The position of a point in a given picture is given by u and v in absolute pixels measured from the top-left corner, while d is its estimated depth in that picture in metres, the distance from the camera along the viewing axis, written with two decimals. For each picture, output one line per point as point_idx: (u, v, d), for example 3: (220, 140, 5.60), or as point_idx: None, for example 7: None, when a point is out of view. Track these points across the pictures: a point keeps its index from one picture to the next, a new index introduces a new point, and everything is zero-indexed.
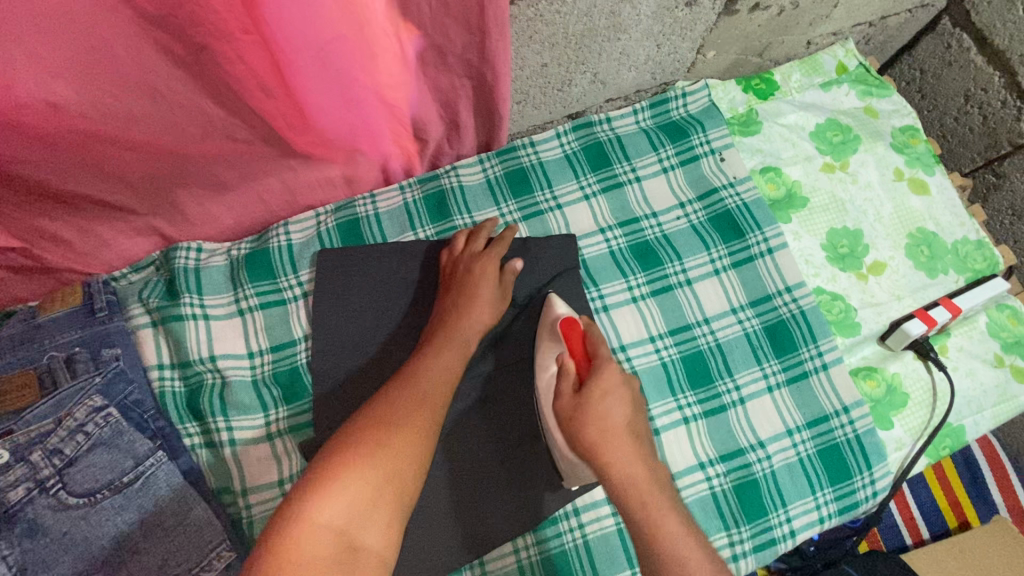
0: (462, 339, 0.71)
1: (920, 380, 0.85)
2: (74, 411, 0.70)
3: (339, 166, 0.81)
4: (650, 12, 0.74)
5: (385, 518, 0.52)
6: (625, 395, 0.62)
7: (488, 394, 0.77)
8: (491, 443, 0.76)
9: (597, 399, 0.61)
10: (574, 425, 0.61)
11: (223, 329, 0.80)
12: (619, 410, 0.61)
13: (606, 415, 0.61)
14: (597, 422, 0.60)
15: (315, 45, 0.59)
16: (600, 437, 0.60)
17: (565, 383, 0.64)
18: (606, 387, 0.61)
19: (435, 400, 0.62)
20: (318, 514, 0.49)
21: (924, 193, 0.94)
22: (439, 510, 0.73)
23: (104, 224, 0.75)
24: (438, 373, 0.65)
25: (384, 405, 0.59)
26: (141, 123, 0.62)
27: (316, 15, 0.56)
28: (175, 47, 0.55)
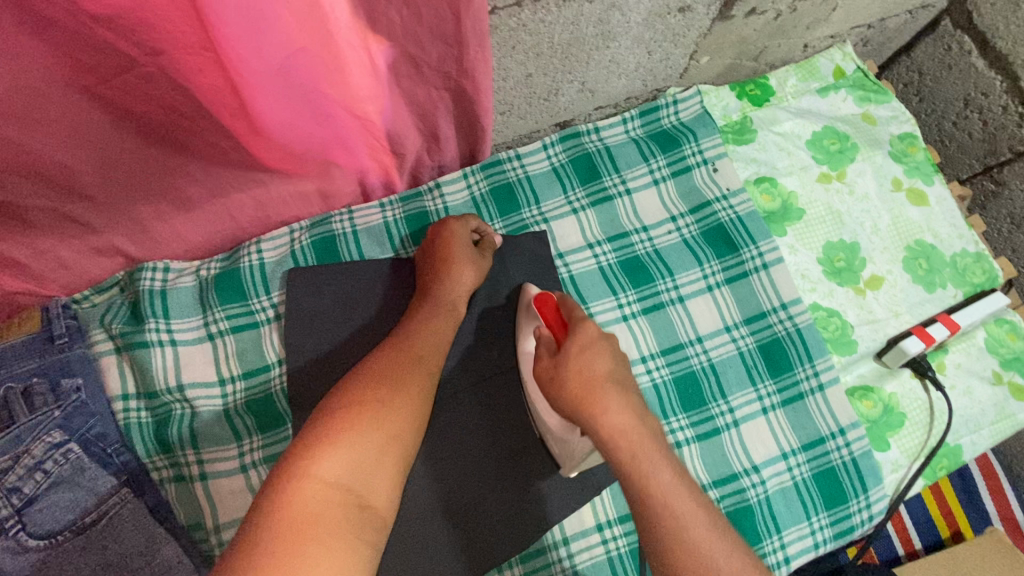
0: (451, 302, 0.70)
1: (917, 400, 0.82)
2: (32, 447, 0.66)
3: (313, 180, 0.77)
4: (641, 20, 0.70)
5: (387, 474, 0.53)
6: (607, 348, 0.60)
7: (466, 413, 0.74)
8: (473, 465, 0.73)
9: (576, 355, 0.60)
10: (553, 386, 0.60)
11: (191, 355, 0.76)
12: (600, 362, 0.59)
13: (587, 368, 0.58)
14: (576, 377, 0.58)
15: (271, 56, 0.53)
16: (581, 390, 0.57)
17: (543, 350, 0.63)
18: (583, 343, 0.60)
19: (429, 363, 0.63)
20: (322, 470, 0.50)
21: (923, 204, 0.91)
22: (414, 535, 0.70)
23: (62, 245, 0.71)
24: (428, 339, 0.65)
25: (378, 368, 0.59)
26: (91, 141, 0.57)
27: (271, 27, 0.51)
28: (120, 65, 0.50)
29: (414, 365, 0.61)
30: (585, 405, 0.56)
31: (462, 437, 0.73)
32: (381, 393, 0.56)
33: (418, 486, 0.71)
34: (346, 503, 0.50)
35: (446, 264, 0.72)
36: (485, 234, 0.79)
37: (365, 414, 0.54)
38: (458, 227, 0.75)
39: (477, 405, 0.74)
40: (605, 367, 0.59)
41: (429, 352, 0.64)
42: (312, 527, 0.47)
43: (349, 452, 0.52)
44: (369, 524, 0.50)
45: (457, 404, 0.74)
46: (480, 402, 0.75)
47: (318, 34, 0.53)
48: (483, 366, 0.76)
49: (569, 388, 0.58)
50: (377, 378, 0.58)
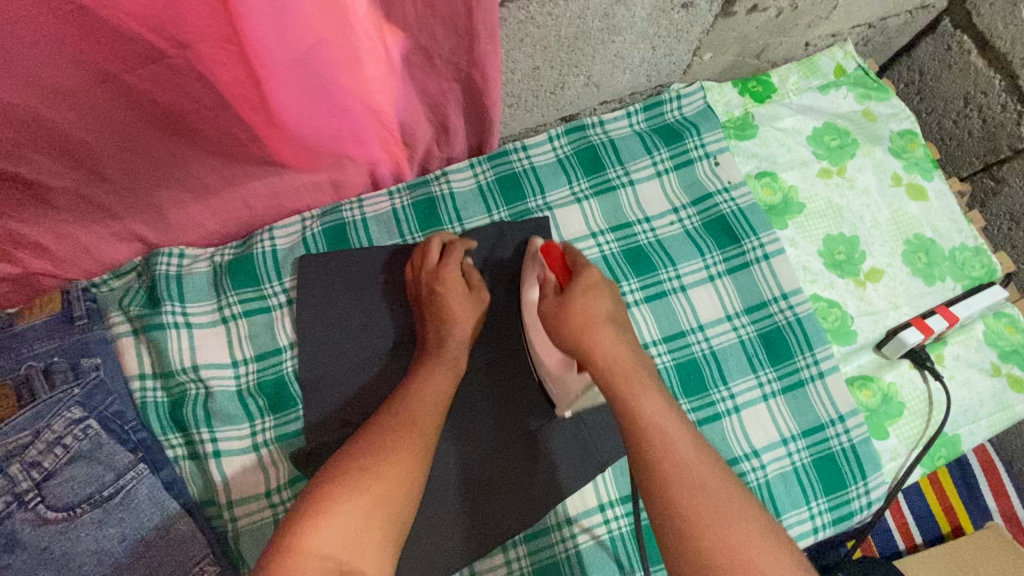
0: (453, 352, 0.72)
1: (916, 390, 0.84)
2: (52, 423, 0.68)
3: (326, 170, 0.79)
4: (645, 15, 0.72)
5: (377, 543, 0.55)
6: (608, 291, 0.65)
7: (468, 398, 0.76)
8: (478, 449, 0.74)
9: (580, 295, 0.64)
10: (559, 321, 0.64)
11: (206, 338, 0.79)
12: (602, 303, 0.64)
13: (589, 307, 0.63)
14: (579, 313, 0.63)
15: (291, 46, 0.56)
16: (583, 325, 0.62)
17: (548, 291, 0.67)
18: (586, 284, 0.65)
19: (425, 424, 0.63)
20: (314, 544, 0.52)
21: (922, 199, 0.93)
22: (420, 515, 0.71)
23: (83, 230, 0.73)
24: (427, 400, 0.66)
25: (370, 438, 0.60)
26: (115, 127, 0.60)
27: (291, 17, 0.53)
28: (146, 53, 0.52)
29: (410, 427, 0.62)
30: (583, 334, 0.62)
31: (468, 422, 0.75)
32: (371, 461, 0.58)
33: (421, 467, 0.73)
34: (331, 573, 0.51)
35: (443, 314, 0.72)
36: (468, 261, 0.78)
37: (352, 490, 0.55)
38: (451, 269, 0.74)
39: (480, 389, 0.76)
40: (605, 307, 0.64)
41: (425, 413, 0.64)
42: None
43: (337, 525, 0.53)
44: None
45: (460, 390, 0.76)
46: (484, 385, 0.77)
47: (335, 26, 0.56)
48: (485, 351, 0.78)
49: (572, 321, 0.63)
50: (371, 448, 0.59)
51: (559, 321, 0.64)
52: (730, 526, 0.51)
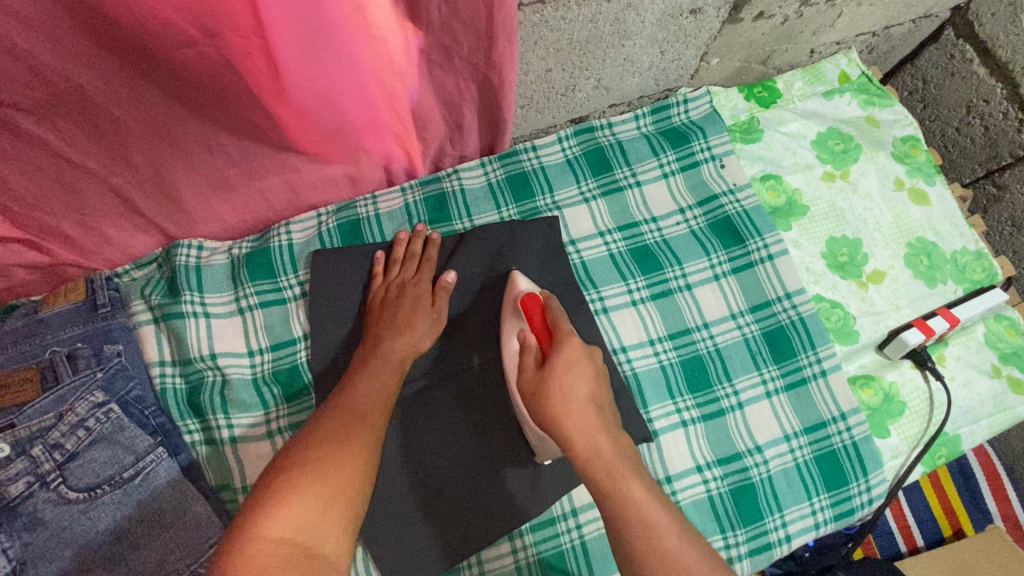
0: (399, 357, 0.73)
1: (917, 390, 0.85)
2: (75, 406, 0.70)
3: (342, 166, 0.81)
4: (655, 20, 0.75)
5: (338, 524, 0.53)
6: (588, 371, 0.65)
7: (438, 408, 0.77)
8: (455, 454, 0.75)
9: (559, 375, 0.64)
10: (537, 401, 0.64)
11: (223, 327, 0.81)
12: (581, 385, 0.64)
13: (569, 390, 0.63)
14: (558, 396, 0.63)
15: (319, 42, 0.59)
16: (563, 410, 0.62)
17: (527, 358, 0.67)
18: (567, 361, 0.65)
19: (374, 419, 0.64)
20: (270, 528, 0.49)
21: (924, 203, 0.95)
22: (421, 511, 0.73)
23: (109, 222, 0.75)
24: (373, 394, 0.67)
25: (319, 431, 0.60)
26: (146, 119, 0.62)
27: (321, 15, 0.56)
28: (180, 47, 0.54)
29: (360, 421, 0.63)
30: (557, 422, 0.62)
31: (437, 430, 0.76)
32: (325, 449, 0.57)
33: (414, 468, 0.74)
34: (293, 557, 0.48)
35: (405, 320, 0.76)
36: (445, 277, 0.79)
37: (310, 474, 0.54)
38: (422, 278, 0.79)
39: (451, 397, 0.77)
40: (585, 390, 0.64)
41: (372, 407, 0.65)
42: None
43: (298, 510, 0.51)
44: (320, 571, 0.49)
45: (428, 401, 0.77)
46: (454, 392, 0.78)
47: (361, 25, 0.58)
48: (454, 360, 0.79)
49: (551, 405, 0.62)
50: (321, 438, 0.59)
51: (538, 402, 0.63)
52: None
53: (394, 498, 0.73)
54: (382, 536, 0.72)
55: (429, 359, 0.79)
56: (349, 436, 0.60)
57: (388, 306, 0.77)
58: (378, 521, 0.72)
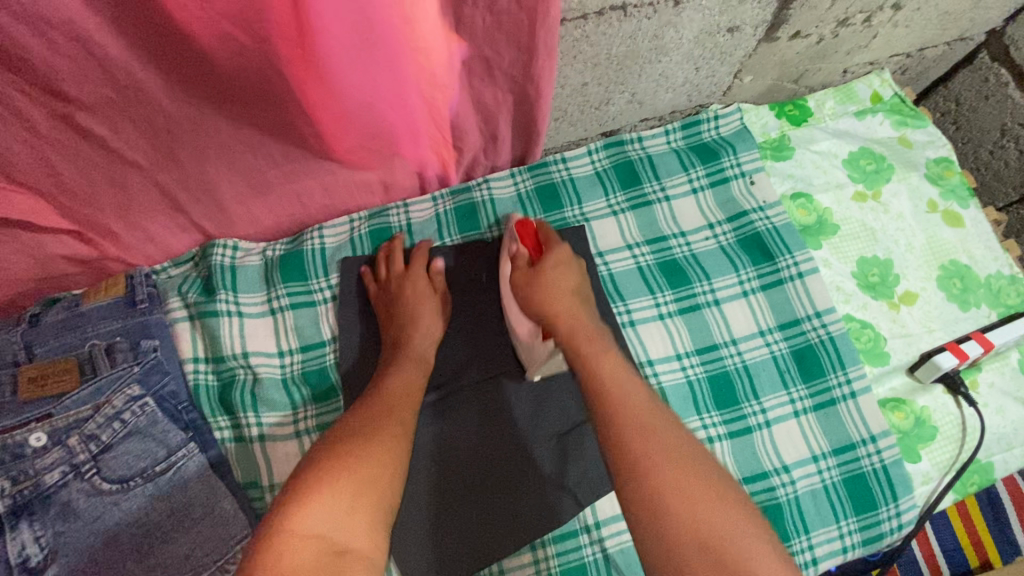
0: (421, 354, 0.75)
1: (950, 415, 0.84)
2: (112, 399, 0.73)
3: (377, 172, 0.83)
4: (692, 37, 0.75)
5: (367, 523, 0.52)
6: (574, 269, 0.75)
7: (460, 418, 0.77)
8: (476, 464, 0.76)
9: (551, 268, 0.74)
10: (529, 288, 0.73)
11: (255, 327, 0.82)
12: (569, 278, 0.74)
13: (559, 281, 0.73)
14: (552, 283, 0.73)
15: (365, 50, 0.60)
16: (552, 293, 0.72)
17: (520, 262, 0.76)
18: (559, 260, 0.74)
19: (401, 417, 0.65)
20: (301, 525, 0.49)
21: (958, 226, 0.94)
22: (446, 522, 0.73)
23: (152, 219, 0.77)
24: (399, 394, 0.68)
25: (348, 432, 0.60)
26: (195, 119, 0.64)
27: (369, 24, 0.57)
28: (233, 53, 0.56)
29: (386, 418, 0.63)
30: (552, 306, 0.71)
31: (462, 440, 0.76)
32: (358, 446, 0.58)
33: (437, 478, 0.75)
34: (324, 551, 0.48)
35: (415, 314, 0.77)
36: (436, 273, 0.83)
37: (342, 471, 0.55)
38: (416, 276, 0.80)
39: (477, 404, 0.78)
40: (571, 281, 0.73)
41: (399, 404, 0.66)
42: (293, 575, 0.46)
43: (329, 506, 0.51)
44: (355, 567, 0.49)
45: (449, 411, 0.78)
46: (479, 400, 0.78)
47: (407, 35, 0.60)
48: (482, 366, 0.80)
49: (544, 291, 0.72)
50: (353, 436, 0.59)
51: (532, 287, 0.73)
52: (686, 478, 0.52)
53: (416, 504, 0.73)
54: (408, 547, 0.72)
55: (456, 364, 0.80)
56: (376, 435, 0.60)
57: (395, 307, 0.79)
58: (401, 526, 0.72)
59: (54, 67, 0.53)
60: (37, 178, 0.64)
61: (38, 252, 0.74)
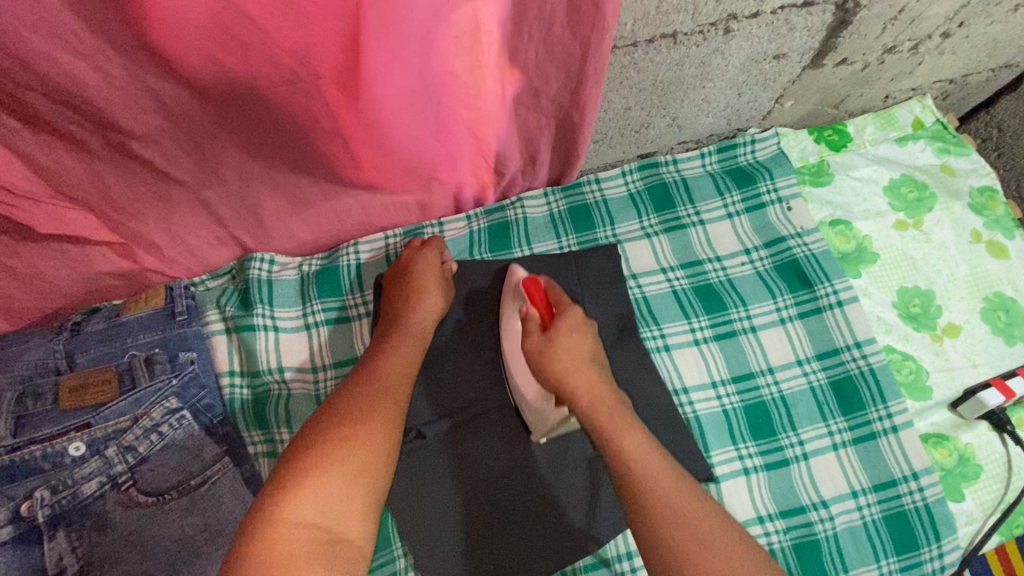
0: (419, 330, 0.74)
1: (994, 453, 0.81)
2: (151, 411, 0.74)
3: (415, 192, 0.83)
4: (738, 63, 0.75)
5: (360, 508, 0.55)
6: (589, 333, 0.69)
7: (487, 438, 0.76)
8: (502, 485, 0.75)
9: (565, 333, 0.68)
10: (543, 359, 0.67)
11: (290, 342, 0.83)
12: (583, 344, 0.68)
13: (573, 346, 0.67)
14: (565, 351, 0.66)
15: (422, 79, 0.61)
16: (569, 361, 0.66)
17: (530, 327, 0.69)
18: (571, 325, 0.68)
19: (397, 391, 0.66)
20: (291, 513, 0.52)
21: (1003, 257, 0.91)
22: (470, 540, 0.73)
23: (194, 232, 0.78)
24: (397, 368, 0.69)
25: (341, 411, 0.61)
26: (246, 140, 0.65)
27: (430, 55, 0.59)
28: (288, 80, 0.57)
29: (382, 396, 0.64)
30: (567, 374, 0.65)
31: (488, 461, 0.76)
32: (348, 427, 0.59)
33: (462, 496, 0.74)
34: (320, 541, 0.52)
35: (414, 291, 0.76)
36: (446, 260, 0.82)
37: (333, 456, 0.57)
38: (429, 255, 0.79)
39: (509, 428, 0.77)
40: (587, 347, 0.68)
41: (395, 380, 0.67)
42: (290, 565, 0.49)
43: (321, 492, 0.54)
44: (344, 554, 0.52)
45: (474, 429, 0.77)
46: (511, 422, 0.77)
47: (465, 65, 0.61)
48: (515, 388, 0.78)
49: (558, 361, 0.66)
50: (344, 414, 0.61)
51: (544, 358, 0.67)
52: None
53: (443, 523, 0.73)
54: (434, 566, 0.72)
55: (489, 385, 0.79)
56: (368, 416, 0.61)
57: (398, 284, 0.78)
58: (429, 548, 0.72)
59: (112, 93, 0.54)
60: (88, 194, 0.66)
61: (84, 263, 0.75)
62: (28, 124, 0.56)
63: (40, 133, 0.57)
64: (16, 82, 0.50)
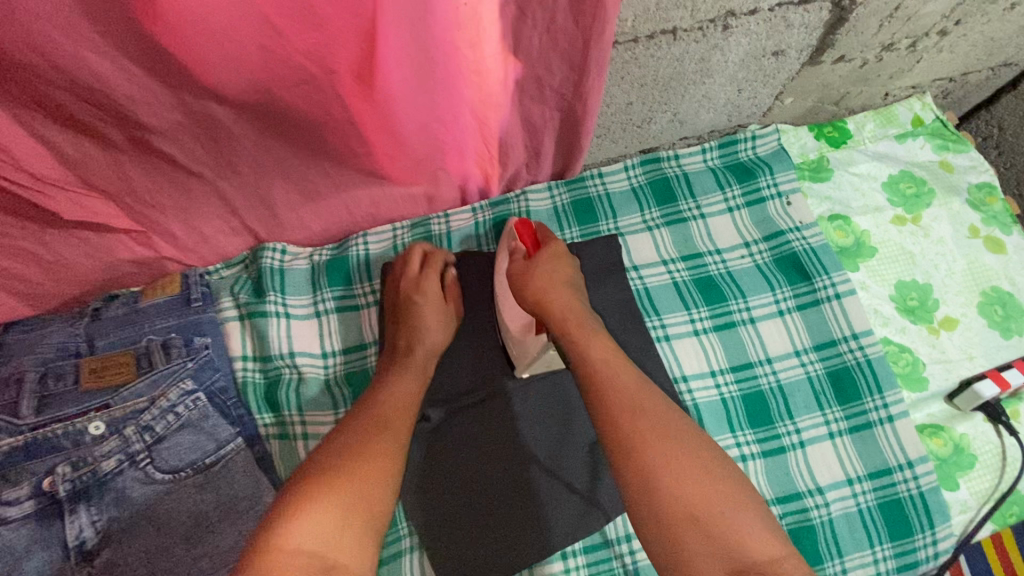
0: (420, 360, 0.75)
1: (989, 444, 0.82)
2: (167, 392, 0.76)
3: (423, 185, 0.85)
4: (738, 60, 0.77)
5: (357, 541, 0.54)
6: (570, 262, 0.75)
7: (491, 423, 0.78)
8: (503, 468, 0.77)
9: (546, 260, 0.73)
10: (525, 280, 0.71)
11: (301, 328, 0.86)
12: (562, 270, 0.73)
13: (553, 271, 0.72)
14: (545, 274, 0.72)
15: (428, 70, 0.63)
16: (548, 282, 0.71)
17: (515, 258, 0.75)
18: (552, 254, 0.74)
19: (396, 426, 0.65)
20: (289, 541, 0.51)
21: (1001, 252, 0.93)
22: (472, 527, 0.74)
23: (209, 222, 0.81)
24: (398, 400, 0.69)
25: (344, 441, 0.61)
26: (261, 134, 0.68)
27: (436, 45, 0.60)
28: (303, 75, 0.60)
29: (384, 429, 0.64)
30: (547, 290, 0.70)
31: (491, 444, 0.78)
32: (349, 458, 0.59)
33: (466, 486, 0.76)
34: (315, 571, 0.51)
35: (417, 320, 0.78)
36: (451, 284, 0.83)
37: (333, 485, 0.56)
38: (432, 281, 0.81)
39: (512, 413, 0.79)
40: (565, 273, 0.73)
41: (398, 414, 0.67)
42: None
43: (320, 521, 0.53)
44: None
45: (478, 413, 0.79)
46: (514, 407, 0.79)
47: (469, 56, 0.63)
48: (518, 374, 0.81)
49: (538, 281, 0.71)
50: (346, 445, 0.60)
51: (525, 278, 0.71)
52: (708, 492, 0.52)
53: (447, 505, 0.75)
54: (437, 545, 0.74)
55: (492, 371, 0.81)
56: (370, 447, 0.61)
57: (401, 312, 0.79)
58: (433, 529, 0.74)
59: (137, 87, 0.56)
60: (110, 183, 0.69)
61: (105, 251, 0.78)
62: (57, 117, 0.58)
63: (67, 125, 0.60)
64: (49, 76, 0.53)
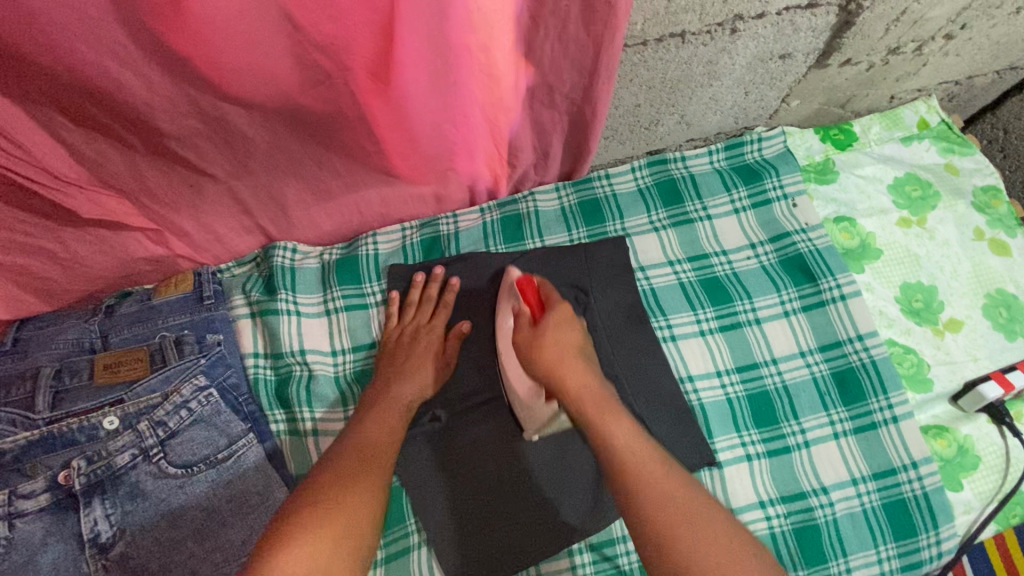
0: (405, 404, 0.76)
1: (993, 445, 0.83)
2: (180, 388, 0.77)
3: (432, 185, 0.87)
4: (745, 63, 0.78)
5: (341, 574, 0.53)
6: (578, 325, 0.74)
7: (497, 420, 0.80)
8: (508, 465, 0.78)
9: (553, 327, 0.73)
10: (533, 350, 0.71)
11: (311, 326, 0.87)
12: (571, 335, 0.73)
13: (562, 336, 0.72)
14: (553, 343, 0.71)
15: (440, 72, 0.64)
16: (559, 356, 0.70)
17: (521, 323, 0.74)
18: (560, 318, 0.73)
19: (380, 468, 0.65)
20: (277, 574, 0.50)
21: (1006, 255, 0.93)
22: (477, 524, 0.76)
23: (223, 221, 0.82)
24: (380, 441, 0.68)
25: (331, 477, 0.60)
26: (275, 135, 0.69)
27: (448, 49, 0.61)
28: (319, 77, 0.61)
29: (367, 468, 0.63)
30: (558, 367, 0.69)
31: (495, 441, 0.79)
32: (334, 493, 0.58)
33: (472, 483, 0.77)
34: None
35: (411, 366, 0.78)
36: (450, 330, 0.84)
37: (320, 519, 0.55)
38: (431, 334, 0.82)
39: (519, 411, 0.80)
40: (575, 338, 0.73)
41: (379, 454, 0.66)
42: None
43: (306, 553, 0.52)
44: None
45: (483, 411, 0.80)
46: None
47: (481, 59, 0.64)
48: None
49: (547, 352, 0.70)
50: (333, 482, 0.60)
51: (533, 351, 0.71)
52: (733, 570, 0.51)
53: (453, 500, 0.77)
54: (445, 539, 0.75)
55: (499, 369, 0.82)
56: (356, 484, 0.60)
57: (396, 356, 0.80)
58: (441, 526, 0.76)
59: (157, 89, 0.57)
60: (128, 183, 0.70)
61: (120, 249, 0.79)
62: (79, 118, 0.60)
63: (87, 125, 0.61)
64: (72, 79, 0.54)
